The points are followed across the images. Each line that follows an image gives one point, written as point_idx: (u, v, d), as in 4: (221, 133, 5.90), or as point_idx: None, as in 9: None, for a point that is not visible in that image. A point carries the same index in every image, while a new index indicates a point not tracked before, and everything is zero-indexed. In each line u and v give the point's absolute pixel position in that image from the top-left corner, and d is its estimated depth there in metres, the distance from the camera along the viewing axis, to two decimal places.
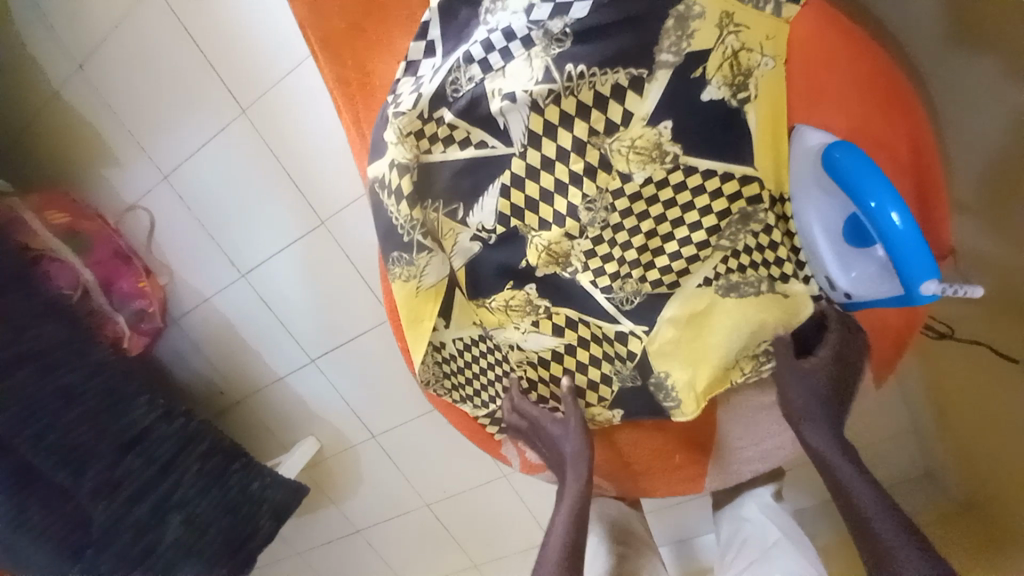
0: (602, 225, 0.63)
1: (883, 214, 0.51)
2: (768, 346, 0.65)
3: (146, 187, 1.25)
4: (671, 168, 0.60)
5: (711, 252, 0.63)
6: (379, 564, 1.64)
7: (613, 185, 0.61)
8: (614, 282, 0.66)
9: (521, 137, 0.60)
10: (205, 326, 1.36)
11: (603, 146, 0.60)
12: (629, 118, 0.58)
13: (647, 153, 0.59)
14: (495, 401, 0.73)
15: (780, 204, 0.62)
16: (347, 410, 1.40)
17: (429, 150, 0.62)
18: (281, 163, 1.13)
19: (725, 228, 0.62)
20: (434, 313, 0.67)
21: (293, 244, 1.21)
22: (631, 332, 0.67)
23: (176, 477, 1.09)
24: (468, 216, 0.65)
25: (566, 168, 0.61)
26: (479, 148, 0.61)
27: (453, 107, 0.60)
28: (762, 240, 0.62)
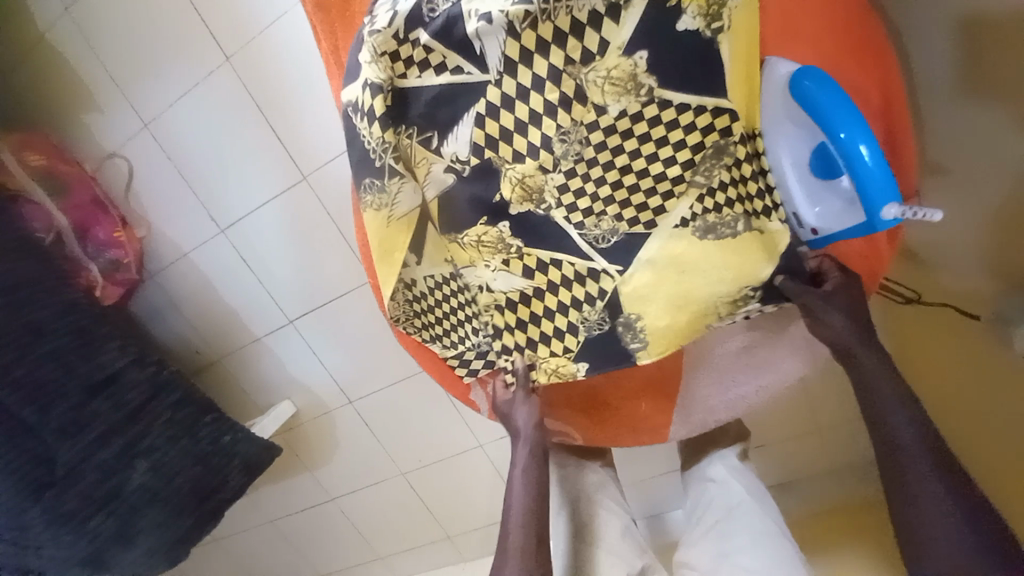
0: (576, 159, 0.63)
1: (852, 145, 0.53)
2: (745, 290, 0.64)
3: (126, 134, 1.22)
4: (647, 102, 0.60)
5: (686, 189, 0.64)
6: (351, 533, 1.63)
7: (588, 118, 0.61)
8: (588, 219, 0.66)
9: (497, 64, 0.59)
10: (182, 281, 1.34)
11: (578, 77, 0.60)
12: (604, 48, 0.58)
13: (622, 84, 0.60)
14: (464, 343, 0.73)
15: (753, 142, 0.63)
16: (324, 373, 1.39)
17: (405, 74, 0.60)
18: (263, 114, 1.11)
19: (698, 163, 0.62)
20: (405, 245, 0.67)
21: (275, 200, 1.20)
22: (603, 270, 0.67)
23: (144, 424, 1.08)
24: (443, 145, 0.64)
25: (541, 98, 0.61)
26: (455, 74, 0.60)
27: (429, 29, 0.58)
28: (735, 175, 0.63)
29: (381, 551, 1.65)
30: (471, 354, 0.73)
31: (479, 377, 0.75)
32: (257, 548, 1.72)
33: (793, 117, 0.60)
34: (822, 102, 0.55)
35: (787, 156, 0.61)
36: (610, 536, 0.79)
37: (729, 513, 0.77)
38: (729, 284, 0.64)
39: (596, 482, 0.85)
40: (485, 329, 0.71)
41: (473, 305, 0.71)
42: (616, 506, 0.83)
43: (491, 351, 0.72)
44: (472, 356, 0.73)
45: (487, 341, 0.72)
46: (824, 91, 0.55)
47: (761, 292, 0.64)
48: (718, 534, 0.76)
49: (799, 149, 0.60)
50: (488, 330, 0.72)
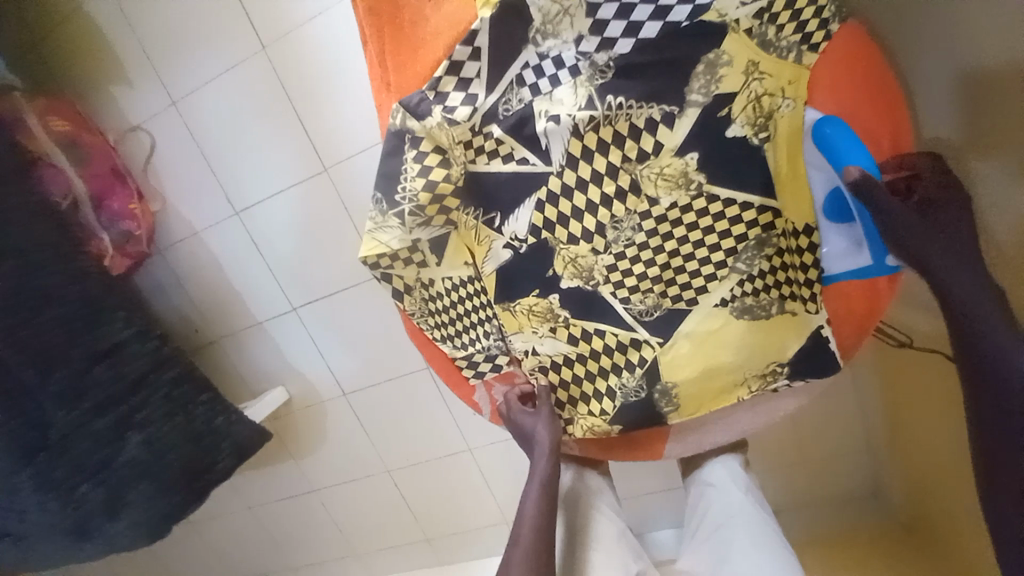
0: (626, 244, 0.64)
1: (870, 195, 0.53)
2: (775, 365, 0.66)
3: (152, 109, 1.24)
4: (696, 196, 0.61)
5: (727, 273, 0.64)
6: (331, 527, 1.62)
7: (641, 208, 0.62)
8: (633, 295, 0.67)
9: (560, 159, 0.61)
10: (190, 258, 1.35)
11: (633, 172, 0.61)
12: (658, 149, 0.60)
13: (674, 180, 0.61)
14: (474, 345, 0.74)
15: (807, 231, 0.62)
16: (321, 363, 1.40)
17: (475, 160, 0.63)
18: (293, 105, 1.14)
19: (741, 251, 0.63)
20: (383, 248, 0.67)
21: (293, 188, 1.22)
22: (645, 340, 0.68)
23: (142, 397, 1.07)
24: (504, 225, 0.66)
25: (598, 190, 0.62)
26: (521, 164, 0.63)
27: (503, 125, 0.61)
28: (776, 264, 0.63)
29: (359, 548, 1.64)
30: (480, 356, 0.74)
31: (485, 379, 0.76)
32: (232, 534, 1.70)
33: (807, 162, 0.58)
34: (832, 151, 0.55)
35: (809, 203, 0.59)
36: (607, 540, 0.80)
37: (727, 524, 0.79)
38: (758, 361, 0.66)
39: (593, 490, 0.86)
40: (492, 334, 0.73)
41: (487, 309, 0.72)
42: (613, 512, 0.84)
43: (502, 355, 0.74)
44: (480, 359, 0.74)
45: (500, 344, 0.73)
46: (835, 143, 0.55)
47: (790, 369, 0.66)
48: (717, 540, 0.78)
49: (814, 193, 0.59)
50: (496, 333, 0.73)
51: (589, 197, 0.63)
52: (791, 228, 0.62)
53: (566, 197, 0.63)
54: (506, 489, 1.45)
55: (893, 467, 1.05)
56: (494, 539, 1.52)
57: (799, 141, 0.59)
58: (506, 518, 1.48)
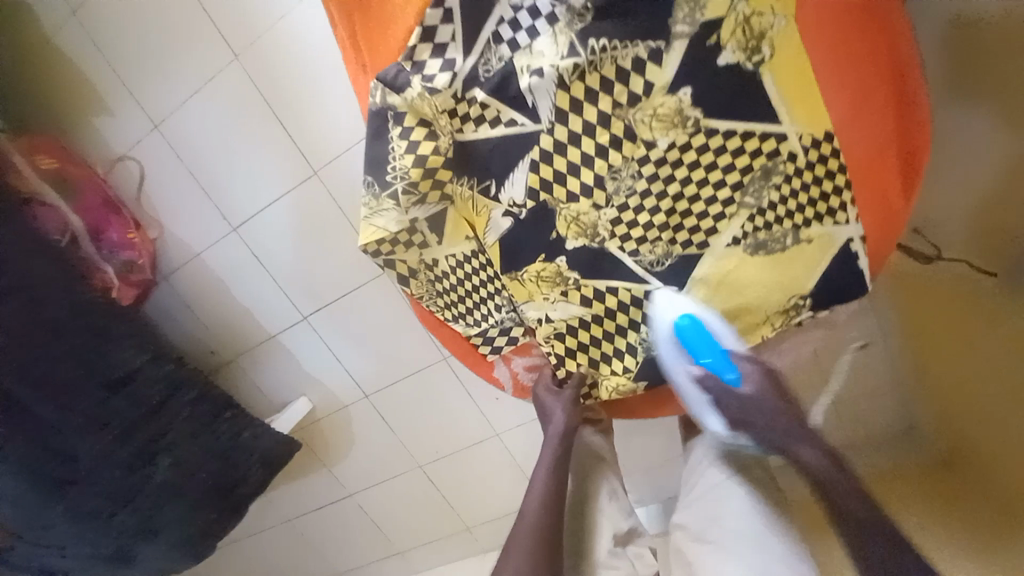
0: (628, 194, 0.62)
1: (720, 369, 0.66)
2: (796, 299, 0.65)
3: (135, 136, 1.23)
4: (694, 133, 0.59)
5: (736, 210, 0.62)
6: (370, 528, 1.64)
7: (638, 154, 0.60)
8: (641, 246, 0.65)
9: (549, 115, 0.59)
10: (196, 280, 1.35)
11: (626, 118, 0.59)
12: (649, 89, 0.58)
13: (669, 120, 0.58)
14: (487, 320, 0.73)
15: (815, 150, 0.58)
16: (338, 368, 1.40)
17: (462, 129, 0.61)
18: (274, 114, 1.13)
19: (747, 184, 0.60)
20: (381, 234, 0.66)
21: (286, 196, 1.21)
22: (659, 291, 0.66)
23: (166, 420, 1.08)
24: (500, 192, 0.64)
25: (592, 142, 0.60)
26: (509, 127, 0.61)
27: (485, 87, 0.59)
28: (787, 192, 0.60)
29: (399, 546, 1.65)
30: (495, 330, 0.73)
31: (502, 354, 0.76)
32: (273, 547, 1.72)
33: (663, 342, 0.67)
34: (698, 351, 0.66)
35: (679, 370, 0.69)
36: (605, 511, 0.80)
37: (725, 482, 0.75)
38: (778, 296, 0.65)
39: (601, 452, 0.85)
40: (503, 305, 0.72)
41: (495, 282, 0.71)
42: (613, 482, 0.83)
43: (517, 327, 0.73)
44: (495, 333, 0.74)
45: (513, 316, 0.72)
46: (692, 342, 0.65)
47: (812, 300, 0.65)
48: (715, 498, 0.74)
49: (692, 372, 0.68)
50: (508, 305, 0.72)
51: (584, 150, 0.61)
52: (799, 147, 0.58)
53: (560, 153, 0.61)
54: None
55: None
56: None
57: (800, 56, 0.56)
58: None
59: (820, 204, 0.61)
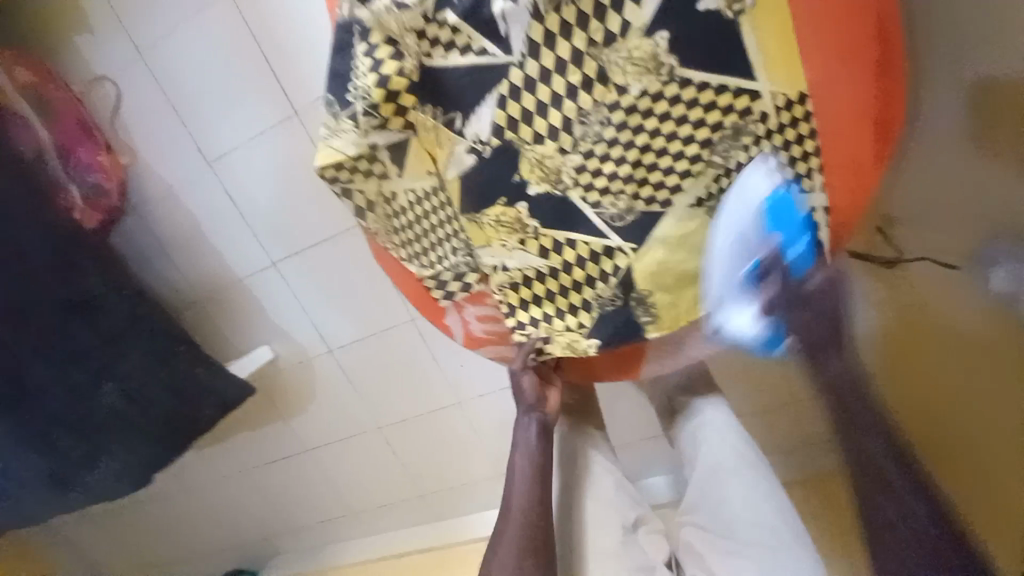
0: (594, 141, 0.60)
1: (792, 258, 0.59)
2: None
3: (116, 57, 1.18)
4: (668, 82, 0.57)
5: (703, 169, 0.60)
6: (325, 489, 1.59)
7: (609, 98, 0.58)
8: (604, 198, 0.63)
9: (521, 48, 0.57)
10: (168, 216, 1.29)
11: (600, 57, 0.57)
12: (625, 29, 0.56)
13: (643, 65, 0.56)
14: (442, 263, 0.72)
15: (787, 111, 0.57)
16: (304, 318, 1.35)
17: (431, 53, 0.59)
18: (259, 48, 1.09)
19: (716, 142, 0.59)
20: (339, 158, 0.63)
21: (265, 136, 1.17)
22: (617, 248, 0.65)
23: (121, 347, 1.05)
24: (465, 126, 0.62)
25: (563, 80, 0.58)
26: (479, 55, 0.58)
27: (457, 10, 0.57)
28: (755, 155, 0.59)
29: (353, 509, 1.61)
30: (449, 274, 0.73)
31: (455, 301, 0.75)
32: (223, 503, 1.66)
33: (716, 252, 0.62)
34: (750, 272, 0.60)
35: (724, 298, 0.63)
36: (604, 491, 0.81)
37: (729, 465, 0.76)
38: None
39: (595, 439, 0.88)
40: (460, 248, 0.70)
41: (453, 223, 0.69)
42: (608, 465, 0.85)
43: (472, 273, 0.72)
44: (449, 277, 0.73)
45: (468, 261, 0.71)
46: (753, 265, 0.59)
47: None
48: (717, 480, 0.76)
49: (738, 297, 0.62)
50: (464, 249, 0.70)
51: (553, 90, 0.58)
52: (772, 107, 0.57)
53: (529, 91, 0.59)
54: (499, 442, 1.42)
55: None
56: (489, 492, 1.50)
57: (783, 9, 0.54)
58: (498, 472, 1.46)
59: (787, 170, 0.59)
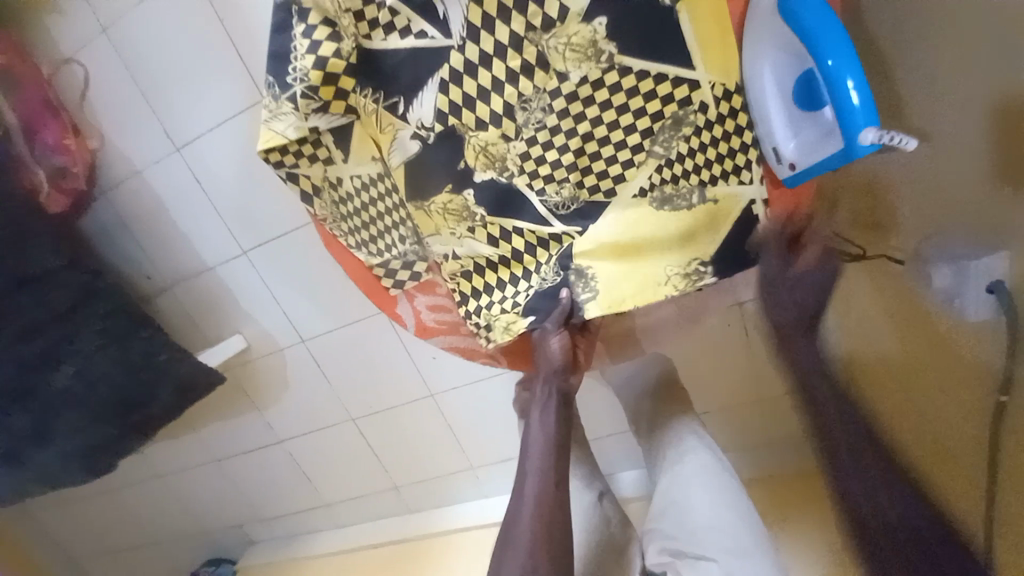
0: (537, 129, 0.60)
1: (840, 74, 0.52)
2: (699, 264, 0.64)
3: (82, 37, 1.07)
4: (607, 70, 0.57)
5: (645, 159, 0.60)
6: (300, 478, 1.58)
7: (550, 85, 0.58)
8: (549, 186, 0.62)
9: (460, 31, 0.56)
10: (134, 203, 1.21)
11: (540, 43, 0.56)
12: (564, 14, 0.55)
13: (583, 51, 0.56)
14: (390, 252, 0.72)
15: (726, 101, 0.59)
16: (277, 310, 1.29)
17: (370, 35, 0.58)
18: (223, 26, 0.99)
19: (657, 132, 0.59)
20: (280, 141, 0.62)
21: (225, 126, 1.08)
22: (563, 234, 0.65)
23: (75, 328, 1.05)
24: (408, 111, 0.61)
25: (503, 65, 0.57)
26: (419, 38, 0.58)
27: None
28: (696, 145, 0.60)
29: (325, 499, 1.60)
30: (397, 262, 0.73)
31: (406, 291, 0.76)
32: (197, 490, 1.66)
33: (757, 93, 0.59)
34: (802, 94, 0.56)
35: (779, 135, 0.59)
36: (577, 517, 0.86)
37: (682, 474, 0.78)
38: (677, 253, 0.64)
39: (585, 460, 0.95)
40: (409, 235, 0.71)
41: (401, 211, 0.69)
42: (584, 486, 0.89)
43: (420, 261, 0.73)
44: (397, 265, 0.73)
45: (417, 250, 0.72)
46: (807, 87, 0.56)
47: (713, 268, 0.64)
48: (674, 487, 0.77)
49: (795, 127, 0.58)
50: (412, 236, 0.71)
51: (494, 74, 0.58)
52: (712, 97, 0.58)
53: (470, 75, 0.58)
54: (473, 436, 1.40)
55: None
56: (460, 486, 1.48)
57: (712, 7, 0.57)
58: (472, 464, 1.44)
59: (727, 161, 0.61)
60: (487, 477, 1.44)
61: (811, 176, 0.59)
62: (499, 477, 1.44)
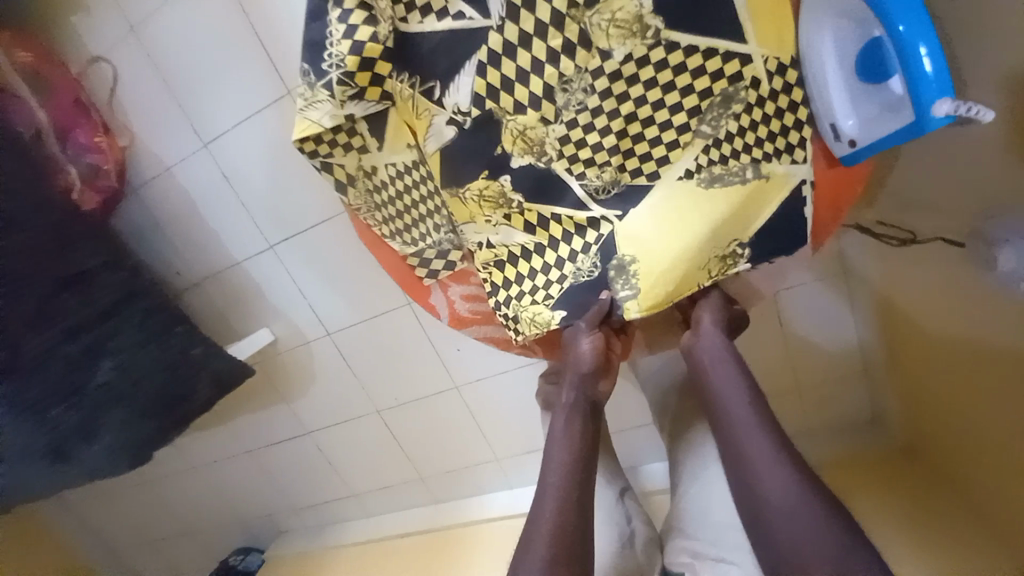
0: (578, 110, 0.58)
1: (911, 42, 0.51)
2: (736, 247, 0.61)
3: (112, 36, 1.08)
4: (653, 46, 0.54)
5: (691, 139, 0.58)
6: (326, 469, 1.60)
7: (592, 65, 0.55)
8: (589, 170, 0.61)
9: (499, 11, 0.54)
10: (163, 200, 1.22)
11: (582, 20, 0.54)
12: None
13: (627, 28, 0.54)
14: (425, 240, 0.72)
15: (779, 77, 0.56)
16: (302, 302, 1.29)
17: (406, 18, 0.57)
18: (248, 19, 0.98)
19: (705, 111, 0.57)
20: (315, 129, 0.61)
21: (252, 120, 1.07)
22: (602, 217, 0.63)
23: (117, 323, 1.07)
24: (444, 96, 0.60)
25: (543, 45, 0.55)
26: (456, 20, 0.56)
27: None
28: (746, 124, 0.57)
29: (353, 489, 1.62)
30: (431, 251, 0.73)
31: (440, 280, 0.76)
32: (229, 482, 1.69)
33: (813, 69, 0.57)
34: (865, 65, 0.55)
35: (838, 110, 0.57)
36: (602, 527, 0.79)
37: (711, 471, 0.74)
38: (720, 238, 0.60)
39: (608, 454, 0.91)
40: (444, 224, 0.70)
41: (435, 199, 0.68)
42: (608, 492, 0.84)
43: (454, 250, 0.73)
44: (431, 254, 0.73)
45: (451, 239, 0.71)
46: (869, 59, 0.55)
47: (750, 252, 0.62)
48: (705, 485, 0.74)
49: (855, 102, 0.56)
50: (447, 225, 0.70)
51: (534, 55, 0.56)
52: (764, 72, 0.56)
53: (509, 57, 0.56)
54: (498, 427, 1.39)
55: (891, 389, 0.96)
56: (485, 476, 1.49)
57: None
58: (497, 456, 1.44)
59: (779, 140, 0.59)
60: (513, 467, 1.44)
61: (871, 153, 0.58)
62: (523, 468, 1.44)
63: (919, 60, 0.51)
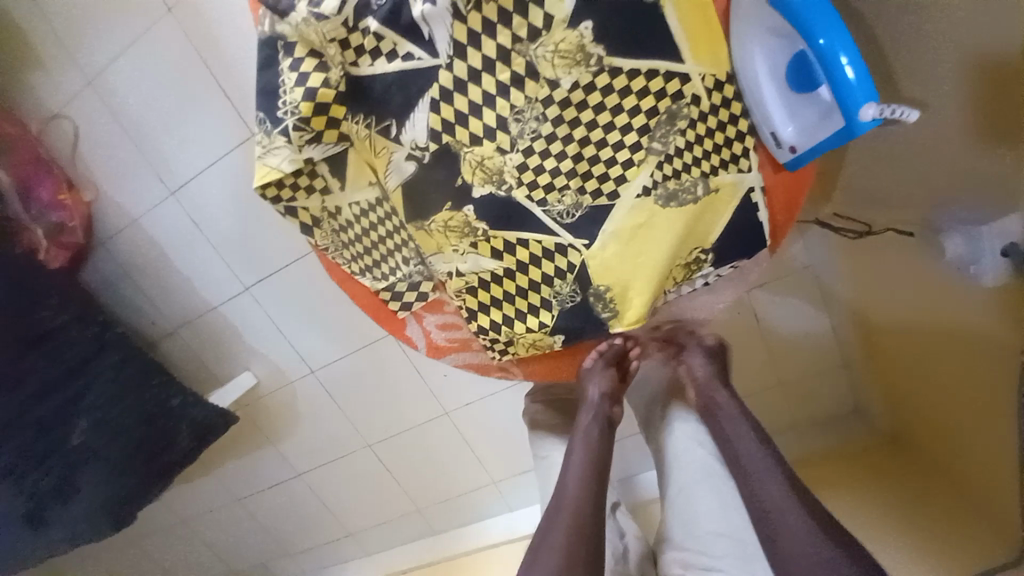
0: (532, 138, 0.59)
1: (832, 52, 0.54)
2: (699, 253, 0.65)
3: (69, 92, 1.07)
4: (597, 73, 0.57)
5: (644, 157, 0.60)
6: (320, 509, 1.56)
7: (541, 94, 0.57)
8: (550, 195, 0.62)
9: (447, 50, 0.56)
10: (132, 250, 1.20)
11: (527, 54, 0.56)
12: (549, 22, 0.55)
13: (571, 57, 0.56)
14: (395, 274, 0.72)
15: (718, 91, 0.60)
16: (282, 341, 1.27)
17: (357, 63, 0.59)
18: (207, 67, 0.98)
19: (654, 129, 0.59)
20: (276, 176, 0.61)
21: (219, 165, 1.07)
22: (569, 245, 0.63)
23: (86, 381, 1.05)
24: (401, 133, 0.61)
25: (492, 79, 0.57)
26: (406, 61, 0.57)
27: (378, 16, 0.56)
28: (693, 138, 0.59)
29: (350, 527, 1.58)
30: (403, 284, 0.73)
31: (414, 311, 0.76)
32: (220, 532, 1.64)
33: (749, 82, 0.60)
34: (794, 76, 0.58)
35: (777, 119, 0.60)
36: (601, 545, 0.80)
37: (695, 479, 0.76)
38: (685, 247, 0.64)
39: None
40: (412, 256, 0.71)
41: (402, 233, 0.69)
42: None
43: (425, 281, 0.73)
44: (404, 288, 0.73)
45: (421, 270, 0.72)
46: (799, 69, 0.58)
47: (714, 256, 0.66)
48: (686, 493, 0.75)
49: (791, 112, 0.59)
50: (415, 257, 0.71)
51: (484, 89, 0.58)
52: (704, 88, 0.59)
53: (460, 92, 0.58)
54: (493, 450, 1.38)
55: (869, 375, 0.98)
56: (485, 501, 1.46)
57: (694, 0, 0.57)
58: (494, 479, 1.42)
59: (725, 152, 0.62)
60: (511, 489, 1.42)
61: (813, 156, 0.61)
62: (521, 488, 1.42)
63: (842, 70, 0.54)
